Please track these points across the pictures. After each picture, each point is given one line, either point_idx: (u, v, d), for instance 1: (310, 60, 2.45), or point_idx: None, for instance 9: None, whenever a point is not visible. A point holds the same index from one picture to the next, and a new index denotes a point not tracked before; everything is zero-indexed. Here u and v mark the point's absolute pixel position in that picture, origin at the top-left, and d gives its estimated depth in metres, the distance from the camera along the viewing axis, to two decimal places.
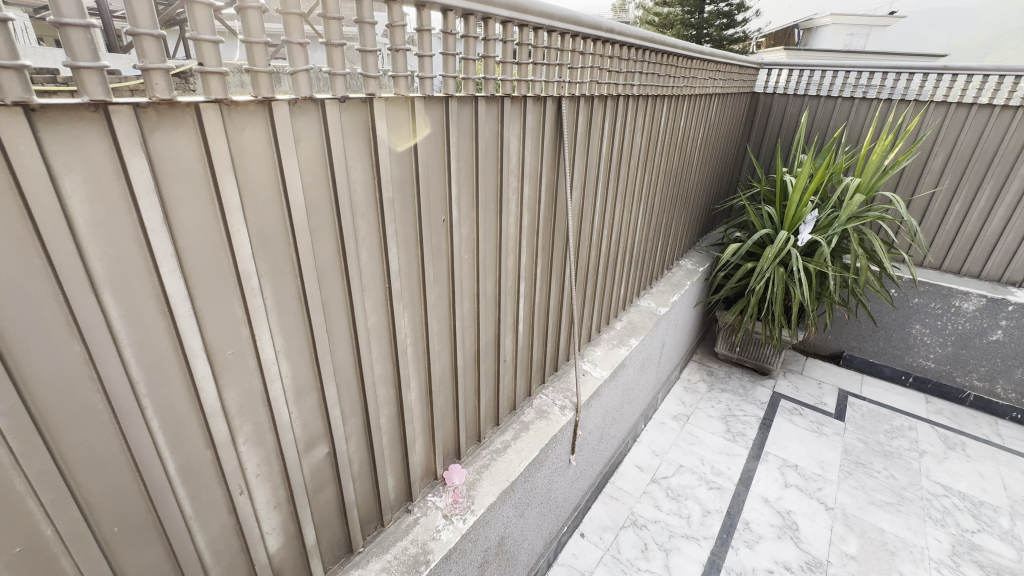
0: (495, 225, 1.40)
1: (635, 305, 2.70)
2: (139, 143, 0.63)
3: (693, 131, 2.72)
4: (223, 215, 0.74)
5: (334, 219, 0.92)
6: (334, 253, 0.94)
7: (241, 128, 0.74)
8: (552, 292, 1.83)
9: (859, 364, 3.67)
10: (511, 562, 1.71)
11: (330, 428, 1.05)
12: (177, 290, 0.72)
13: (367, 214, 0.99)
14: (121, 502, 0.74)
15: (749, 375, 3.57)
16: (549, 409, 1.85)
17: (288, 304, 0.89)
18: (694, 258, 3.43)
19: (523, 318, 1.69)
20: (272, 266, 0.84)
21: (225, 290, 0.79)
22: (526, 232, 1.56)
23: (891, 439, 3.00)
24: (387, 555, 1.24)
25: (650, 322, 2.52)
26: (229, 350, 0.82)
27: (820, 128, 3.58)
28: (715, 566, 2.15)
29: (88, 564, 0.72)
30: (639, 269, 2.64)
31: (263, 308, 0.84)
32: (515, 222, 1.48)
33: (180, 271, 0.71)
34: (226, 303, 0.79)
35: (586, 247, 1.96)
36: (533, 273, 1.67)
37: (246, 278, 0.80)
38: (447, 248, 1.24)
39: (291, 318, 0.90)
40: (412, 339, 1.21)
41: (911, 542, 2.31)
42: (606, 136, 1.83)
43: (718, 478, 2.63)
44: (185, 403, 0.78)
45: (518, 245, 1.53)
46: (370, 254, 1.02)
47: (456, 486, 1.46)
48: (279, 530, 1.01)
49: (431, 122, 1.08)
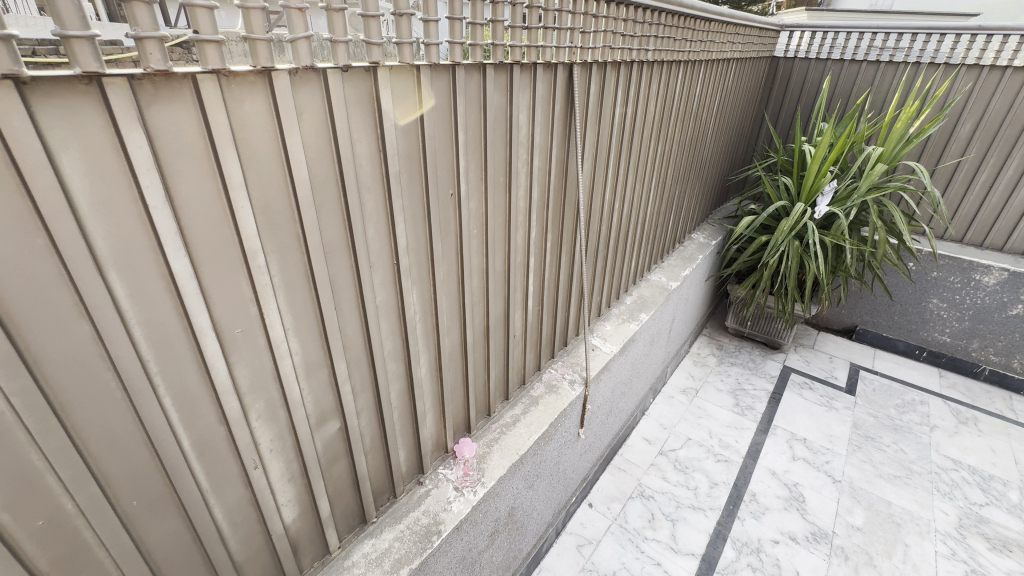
0: (504, 198, 1.37)
1: (646, 279, 2.67)
2: (136, 117, 0.61)
3: (709, 98, 2.61)
4: (226, 190, 0.73)
5: (339, 194, 0.90)
6: (340, 230, 0.93)
7: (241, 101, 0.71)
8: (562, 267, 1.81)
9: (871, 338, 3.63)
10: (521, 531, 1.75)
11: (342, 403, 1.05)
12: (183, 268, 0.71)
13: (373, 188, 0.96)
14: (138, 477, 0.75)
15: (759, 350, 3.55)
16: (559, 383, 1.85)
17: (296, 281, 0.88)
18: (706, 230, 3.36)
19: (533, 294, 1.68)
20: (278, 242, 0.83)
21: (232, 267, 0.78)
22: (536, 206, 1.52)
23: (902, 413, 2.99)
24: (400, 524, 1.28)
25: (660, 297, 2.50)
26: (238, 328, 0.81)
27: (842, 94, 3.43)
28: (720, 536, 2.19)
29: (110, 536, 0.73)
30: (651, 242, 2.60)
31: (270, 286, 0.84)
32: (524, 197, 1.45)
33: (184, 249, 0.70)
34: (233, 281, 0.79)
35: (597, 221, 1.92)
36: (543, 248, 1.64)
37: (252, 255, 0.79)
38: (455, 223, 1.22)
39: (300, 296, 0.90)
40: (421, 315, 1.20)
41: (917, 515, 2.33)
42: (619, 104, 1.77)
43: (726, 451, 2.65)
44: (197, 381, 0.78)
45: (527, 219, 1.50)
46: (378, 229, 1.00)
47: (466, 460, 1.48)
48: (294, 502, 1.03)
49: (437, 91, 1.04)
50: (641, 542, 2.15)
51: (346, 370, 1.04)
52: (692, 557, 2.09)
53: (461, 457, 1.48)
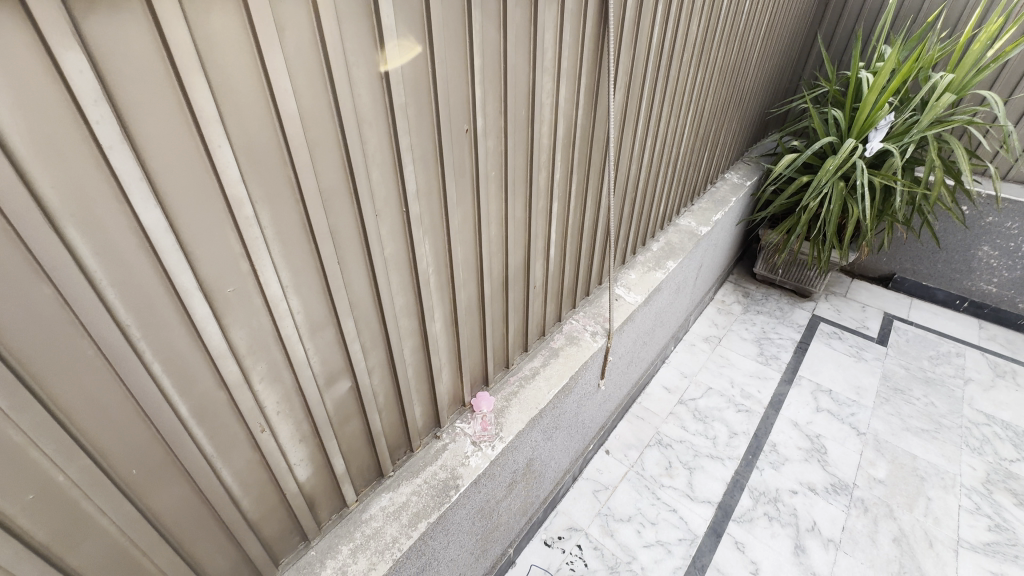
0: (526, 135, 1.21)
1: (674, 224, 2.50)
2: (71, 31, 0.48)
3: (758, 17, 2.30)
4: (197, 125, 0.61)
5: (336, 131, 0.77)
6: (339, 173, 0.81)
7: (205, 13, 0.57)
8: (587, 212, 1.66)
9: (909, 287, 3.44)
10: (538, 480, 1.75)
11: (351, 362, 0.98)
12: (156, 220, 0.61)
13: (375, 123, 0.83)
14: (134, 446, 0.70)
15: (787, 297, 3.41)
16: (580, 335, 1.77)
17: (292, 233, 0.78)
18: (742, 169, 3.11)
19: (555, 241, 1.55)
20: (267, 188, 0.72)
21: (216, 218, 0.67)
22: (561, 144, 1.36)
23: (935, 365, 2.88)
24: (417, 479, 1.25)
25: (689, 243, 2.34)
26: (230, 287, 0.73)
27: (911, 11, 3.01)
28: (738, 485, 2.18)
29: (109, 506, 0.70)
30: (682, 183, 2.40)
31: (262, 239, 0.73)
32: (547, 133, 1.29)
33: (155, 198, 0.60)
34: (218, 234, 0.69)
35: (626, 160, 1.74)
36: (566, 191, 1.49)
37: (237, 205, 0.68)
38: (471, 164, 1.08)
39: (298, 249, 0.80)
40: (434, 267, 1.10)
41: (943, 469, 2.28)
42: (659, 23, 1.54)
43: (747, 400, 2.60)
44: (188, 345, 0.71)
45: (551, 158, 1.35)
46: (383, 171, 0.88)
47: (485, 414, 1.43)
48: (306, 461, 1.00)
49: (447, 3, 0.87)
50: (657, 489, 2.15)
51: (354, 328, 0.96)
52: (708, 505, 2.10)
53: (479, 411, 1.44)
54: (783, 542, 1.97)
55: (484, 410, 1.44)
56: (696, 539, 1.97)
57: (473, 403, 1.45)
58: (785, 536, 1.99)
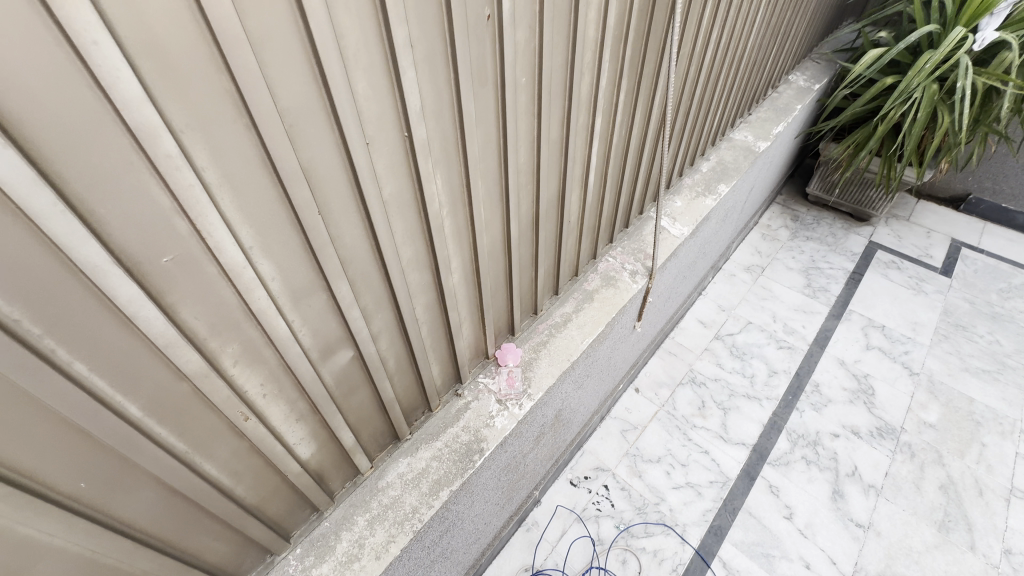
0: (567, 24, 0.91)
1: (727, 138, 2.14)
2: None
3: None
4: (48, 7, 0.37)
5: (296, 18, 0.51)
6: (309, 85, 0.56)
7: None
8: (634, 128, 1.37)
9: (984, 209, 3.05)
10: (567, 427, 1.64)
11: (351, 331, 0.80)
12: (16, 170, 0.39)
13: (357, 6, 0.56)
14: (74, 459, 0.55)
15: (842, 221, 3.06)
16: (617, 274, 1.55)
17: (247, 174, 0.55)
18: (810, 69, 2.63)
19: (595, 165, 1.28)
20: (197, 110, 0.48)
21: (124, 159, 0.45)
22: (610, 37, 1.04)
23: (1004, 299, 2.60)
24: (437, 442, 1.13)
25: (745, 162, 2.01)
26: (167, 256, 0.53)
27: None
28: (775, 426, 2.07)
29: (56, 527, 0.56)
30: (743, 87, 2.01)
31: (203, 189, 0.52)
32: (594, 22, 0.97)
33: (4, 135, 0.38)
34: (133, 185, 0.47)
35: (685, 59, 1.40)
36: (612, 102, 1.19)
37: (153, 140, 0.46)
38: (495, 67, 0.80)
39: (260, 198, 0.58)
40: (450, 207, 0.87)
41: (1001, 413, 2.12)
42: None
43: (790, 336, 2.41)
44: (121, 335, 0.53)
45: (596, 58, 1.04)
46: (373, 79, 0.62)
47: (511, 368, 1.28)
48: (309, 439, 0.86)
49: None
50: (689, 429, 2.05)
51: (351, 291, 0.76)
52: (743, 447, 2.00)
53: (505, 364, 1.28)
54: (820, 487, 1.88)
55: (511, 363, 1.28)
56: (728, 482, 1.89)
57: (498, 354, 1.29)
58: (823, 481, 1.90)
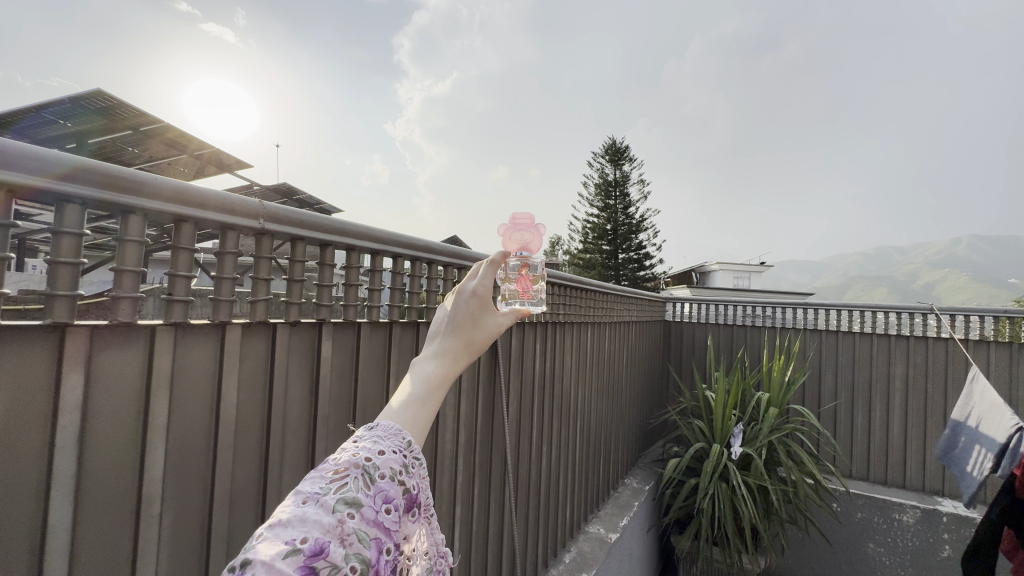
0: (433, 440, 1.40)
1: (584, 532, 2.50)
2: (82, 359, 0.66)
3: (618, 351, 3.13)
4: (144, 430, 0.73)
5: (262, 438, 0.92)
6: (253, 477, 0.90)
7: (190, 347, 0.79)
8: (492, 515, 1.73)
9: None
10: None
11: None
12: (62, 519, 0.63)
13: (297, 431, 0.99)
14: None
15: None
16: None
17: (185, 539, 0.79)
18: (638, 476, 3.39)
19: (460, 549, 1.53)
20: (180, 487, 0.78)
21: (114, 527, 0.69)
22: (464, 449, 1.56)
23: None
24: None
25: (601, 552, 2.29)
26: None
27: (726, 349, 4.55)
28: None
29: None
30: (584, 487, 2.58)
31: (154, 551, 0.74)
32: (450, 441, 1.48)
33: (73, 496, 0.65)
34: (113, 538, 0.69)
35: (527, 464, 1.97)
36: (471, 495, 1.60)
37: (147, 503, 0.73)
38: None
39: (185, 559, 0.79)
40: None
41: None
42: (539, 357, 2.05)
43: None
44: None
45: (455, 462, 1.51)
46: (295, 472, 0.99)
47: (528, 255, 1.12)
48: None
49: (375, 343, 1.20)
50: None
51: None
52: None
53: (514, 250, 1.11)
54: None
55: (524, 249, 1.11)
56: None
57: (505, 226, 1.11)
58: None
